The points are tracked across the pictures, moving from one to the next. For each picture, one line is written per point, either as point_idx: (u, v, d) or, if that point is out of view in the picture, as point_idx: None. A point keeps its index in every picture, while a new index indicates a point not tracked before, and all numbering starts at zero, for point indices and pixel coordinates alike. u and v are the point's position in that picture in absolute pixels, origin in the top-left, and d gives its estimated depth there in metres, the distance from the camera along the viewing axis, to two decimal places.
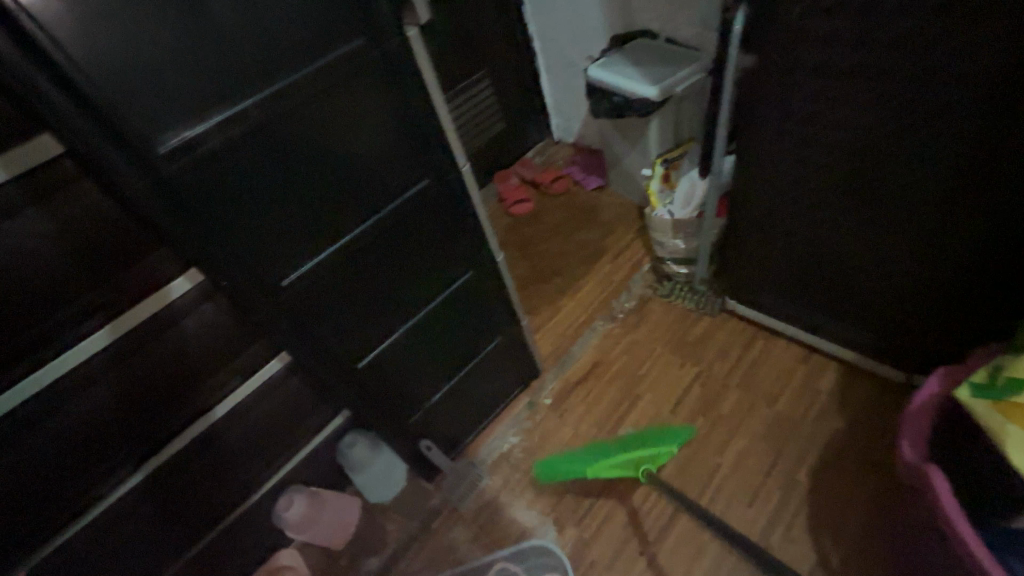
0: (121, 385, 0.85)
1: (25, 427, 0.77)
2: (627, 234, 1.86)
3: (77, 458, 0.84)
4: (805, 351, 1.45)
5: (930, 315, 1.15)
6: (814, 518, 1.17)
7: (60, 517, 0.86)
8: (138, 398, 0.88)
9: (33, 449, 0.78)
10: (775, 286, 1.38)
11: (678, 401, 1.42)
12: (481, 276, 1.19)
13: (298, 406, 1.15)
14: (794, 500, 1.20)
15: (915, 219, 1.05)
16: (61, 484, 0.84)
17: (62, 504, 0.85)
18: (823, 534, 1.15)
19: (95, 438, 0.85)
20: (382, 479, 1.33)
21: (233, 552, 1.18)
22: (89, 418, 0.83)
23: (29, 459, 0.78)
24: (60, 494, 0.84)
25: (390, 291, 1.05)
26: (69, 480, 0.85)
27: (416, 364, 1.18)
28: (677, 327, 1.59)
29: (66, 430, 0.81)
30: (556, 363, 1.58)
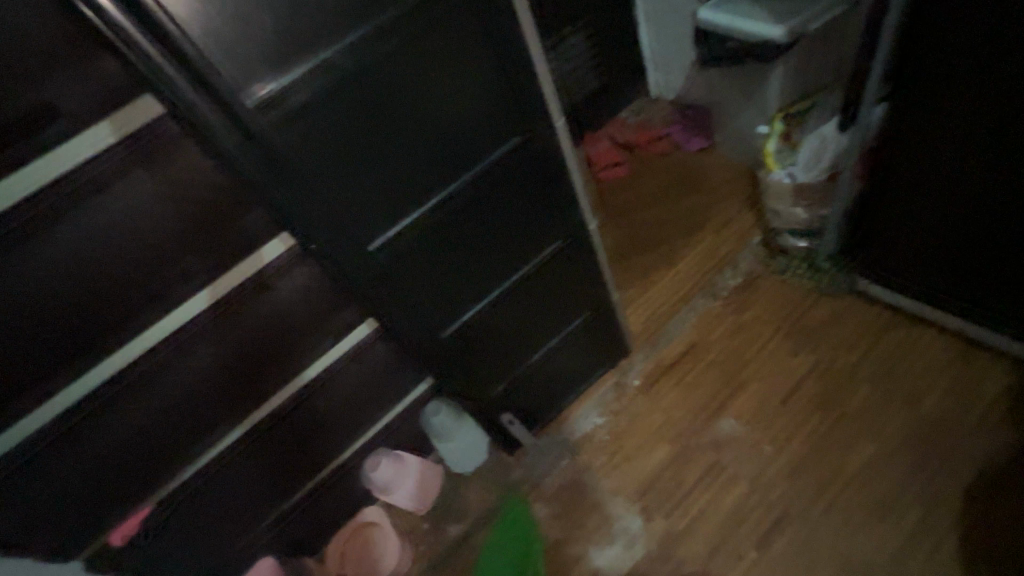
0: (223, 345, 0.89)
1: (144, 378, 0.84)
2: (735, 202, 1.65)
3: (188, 409, 0.91)
4: (962, 345, 1.20)
5: None
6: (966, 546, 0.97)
7: (177, 462, 0.94)
8: (238, 357, 0.92)
9: (151, 399, 0.86)
10: (926, 265, 1.15)
11: (793, 393, 1.24)
12: (572, 244, 1.10)
13: (385, 372, 1.15)
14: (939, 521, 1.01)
15: None
16: (177, 431, 0.91)
17: (178, 449, 0.93)
18: None
19: (202, 392, 0.91)
20: (464, 451, 1.31)
21: (325, 503, 1.25)
22: (196, 374, 0.89)
23: (149, 406, 0.86)
24: (177, 439, 0.92)
25: (477, 259, 0.99)
26: (183, 429, 0.92)
27: (501, 336, 1.13)
28: (792, 309, 1.39)
29: (177, 382, 0.87)
30: (647, 342, 1.46)
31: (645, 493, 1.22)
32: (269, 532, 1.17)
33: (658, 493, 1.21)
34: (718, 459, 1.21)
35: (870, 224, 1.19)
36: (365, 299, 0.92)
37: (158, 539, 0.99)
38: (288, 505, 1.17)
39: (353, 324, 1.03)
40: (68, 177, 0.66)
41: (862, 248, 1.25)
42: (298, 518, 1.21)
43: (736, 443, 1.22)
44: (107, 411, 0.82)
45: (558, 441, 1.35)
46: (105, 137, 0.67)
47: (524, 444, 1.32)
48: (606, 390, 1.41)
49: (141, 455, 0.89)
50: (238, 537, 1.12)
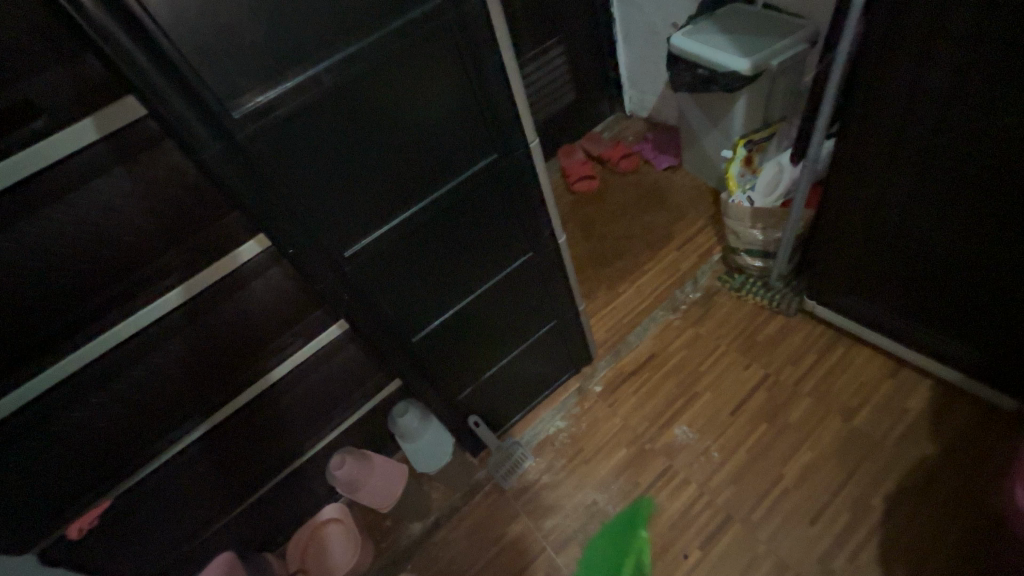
0: (194, 341, 0.90)
1: (112, 372, 0.84)
2: (698, 220, 1.74)
3: (155, 403, 0.91)
4: (893, 364, 1.31)
5: None
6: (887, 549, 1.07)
7: (140, 456, 0.94)
8: (208, 354, 0.93)
9: (116, 392, 0.86)
10: (865, 290, 1.25)
11: (742, 403, 1.33)
12: (541, 257, 1.15)
13: (354, 372, 1.18)
14: (865, 525, 1.10)
15: None
16: (142, 425, 0.91)
17: (142, 443, 0.93)
18: (895, 567, 1.05)
19: (170, 387, 0.92)
20: (429, 451, 1.34)
21: (288, 499, 1.26)
22: (164, 368, 0.89)
23: (115, 399, 0.86)
24: (141, 433, 0.92)
25: (449, 267, 1.03)
26: (149, 423, 0.92)
27: (469, 341, 1.17)
28: (746, 324, 1.48)
29: (145, 376, 0.88)
30: (610, 351, 1.53)
31: (601, 495, 1.28)
32: (229, 527, 1.18)
33: (613, 495, 1.28)
34: (671, 464, 1.28)
35: (818, 249, 1.28)
36: (337, 302, 0.94)
37: (115, 533, 0.99)
38: (249, 501, 1.18)
39: (325, 325, 1.06)
40: (45, 172, 0.67)
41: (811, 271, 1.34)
42: (259, 513, 1.22)
43: (688, 449, 1.30)
44: (69, 404, 0.82)
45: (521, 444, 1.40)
46: (86, 134, 0.67)
47: (488, 446, 1.37)
48: (568, 396, 1.47)
49: (103, 447, 0.88)
50: (197, 532, 1.12)
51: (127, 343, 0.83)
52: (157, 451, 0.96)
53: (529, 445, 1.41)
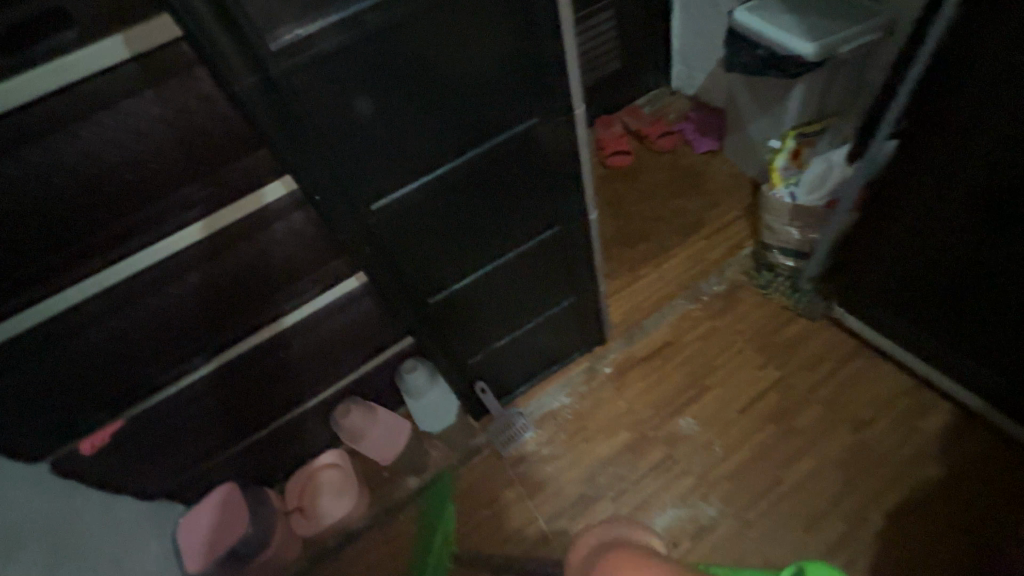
0: (210, 278, 0.89)
1: (129, 300, 0.84)
2: (733, 211, 1.68)
3: (168, 335, 0.92)
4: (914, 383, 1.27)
5: None
6: (877, 565, 1.06)
7: (152, 384, 0.96)
8: (224, 293, 0.93)
9: (133, 318, 0.86)
10: (898, 303, 1.20)
11: (751, 403, 1.31)
12: (568, 232, 1.12)
13: (368, 326, 1.17)
14: (858, 540, 1.10)
15: None
16: (155, 355, 0.93)
17: (155, 372, 0.94)
18: None
19: (184, 321, 0.92)
20: (433, 411, 1.34)
21: (292, 439, 1.29)
22: (179, 303, 0.89)
23: (130, 327, 0.87)
24: (155, 363, 0.93)
25: (474, 232, 1.01)
26: (162, 354, 0.93)
27: (486, 309, 1.16)
28: (766, 324, 1.45)
29: (161, 308, 0.88)
30: (624, 333, 1.51)
31: (597, 475, 1.29)
32: (235, 459, 1.21)
33: (609, 476, 1.29)
34: (670, 453, 1.28)
35: (859, 257, 1.22)
36: (356, 253, 0.92)
37: (124, 453, 1.01)
38: (255, 437, 1.21)
39: (343, 275, 1.04)
40: (73, 86, 0.64)
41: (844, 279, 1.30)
42: (262, 450, 1.25)
43: (690, 440, 1.29)
44: (89, 324, 0.82)
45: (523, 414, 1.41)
46: (119, 51, 0.64)
47: (491, 413, 1.38)
48: (576, 373, 1.46)
49: (119, 370, 0.90)
50: (204, 460, 1.16)
51: (148, 271, 0.83)
52: (169, 380, 0.97)
53: (531, 416, 1.41)
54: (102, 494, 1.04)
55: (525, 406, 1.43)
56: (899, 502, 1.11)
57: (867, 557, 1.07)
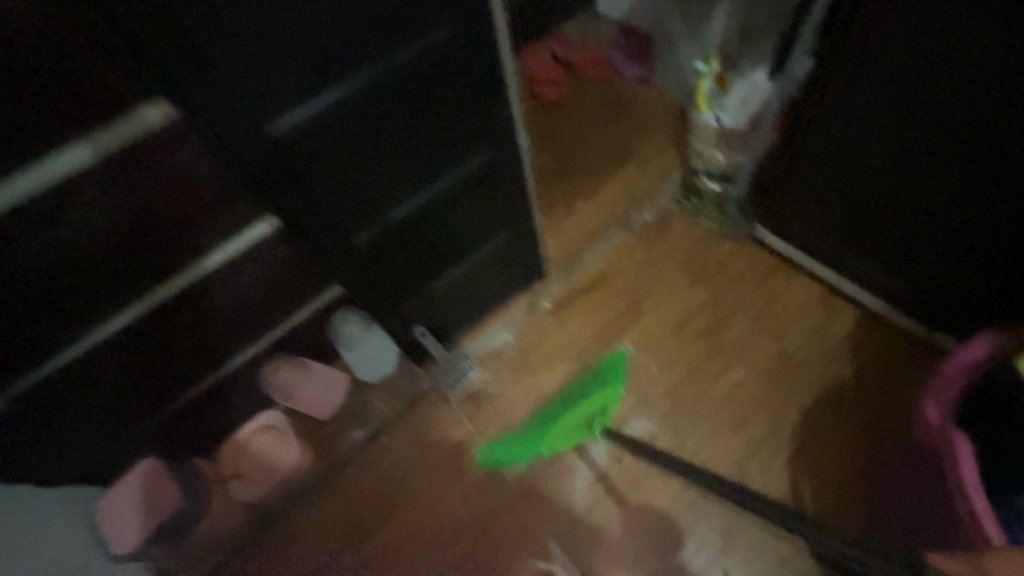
0: (80, 232, 0.74)
1: None
2: (663, 139, 1.67)
3: (37, 305, 0.77)
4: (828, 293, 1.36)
5: (962, 264, 1.08)
6: (795, 455, 1.18)
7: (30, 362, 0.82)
8: (102, 249, 0.78)
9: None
10: (814, 217, 1.27)
11: (684, 324, 1.37)
12: (502, 162, 1.04)
13: (288, 274, 1.07)
14: (780, 437, 1.21)
15: (986, 165, 0.93)
16: (26, 329, 0.78)
17: (31, 348, 0.81)
18: (800, 470, 1.17)
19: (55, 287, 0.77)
20: (371, 361, 1.29)
21: (219, 406, 1.20)
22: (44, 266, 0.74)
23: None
24: (28, 337, 0.80)
25: (398, 165, 0.90)
26: (35, 327, 0.79)
27: (418, 248, 1.08)
28: (696, 248, 1.50)
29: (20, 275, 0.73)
30: (563, 268, 1.50)
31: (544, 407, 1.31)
32: (154, 432, 1.11)
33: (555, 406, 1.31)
34: None
35: (785, 173, 1.26)
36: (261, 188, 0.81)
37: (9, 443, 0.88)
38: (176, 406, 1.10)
39: (250, 222, 0.92)
40: None
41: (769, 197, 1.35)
42: (185, 420, 1.15)
43: (630, 365, 1.34)
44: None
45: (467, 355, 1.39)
46: None
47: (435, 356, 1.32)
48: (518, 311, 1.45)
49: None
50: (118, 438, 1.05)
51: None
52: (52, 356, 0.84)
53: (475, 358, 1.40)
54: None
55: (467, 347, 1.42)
56: (813, 400, 1.23)
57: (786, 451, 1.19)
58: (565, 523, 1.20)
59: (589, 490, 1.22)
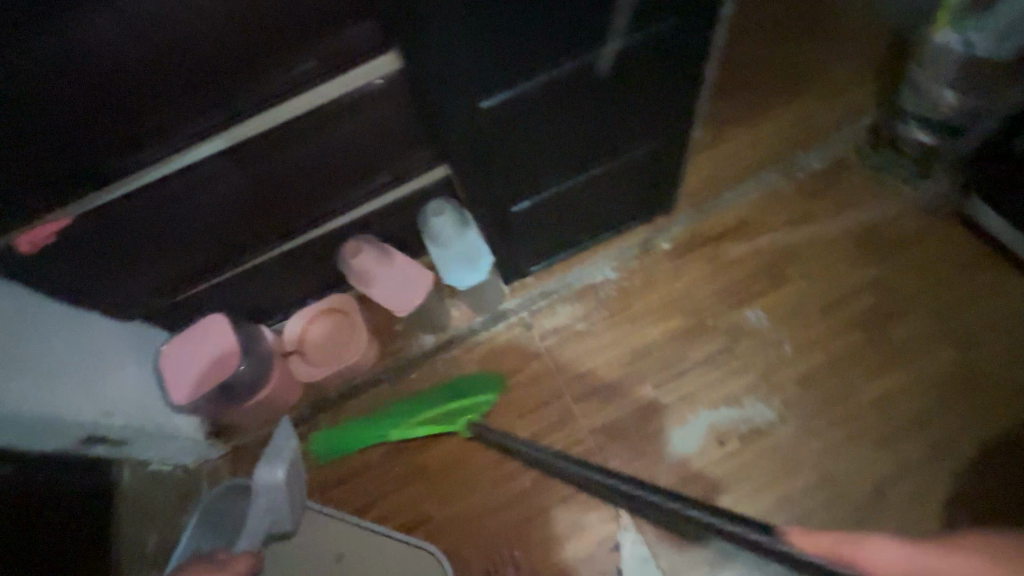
0: (146, 28, 0.61)
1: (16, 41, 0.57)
2: (862, 67, 1.30)
3: (100, 111, 0.67)
4: None
5: None
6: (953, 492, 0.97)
7: (91, 176, 0.73)
8: (176, 59, 0.65)
9: (93, 35, 0.60)
10: None
11: (836, 304, 1.11)
12: (689, 33, 0.78)
13: (387, 134, 0.89)
14: (939, 465, 0.99)
15: None
16: (81, 138, 0.68)
17: (91, 158, 0.71)
18: (960, 510, 0.96)
19: (120, 91, 0.66)
20: (461, 263, 1.08)
21: (296, 275, 1.11)
22: (97, 57, 0.62)
23: (35, 88, 0.61)
24: (91, 148, 0.70)
25: (562, 20, 0.69)
26: (91, 137, 0.69)
27: (549, 134, 0.87)
28: (874, 214, 1.18)
29: (77, 60, 0.61)
30: (694, 205, 1.24)
31: (641, 360, 1.12)
32: (221, 286, 1.03)
33: (655, 361, 1.12)
34: (729, 347, 1.11)
35: None
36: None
37: (88, 259, 0.83)
38: (248, 266, 1.02)
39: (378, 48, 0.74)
40: None
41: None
42: (251, 285, 1.07)
43: (757, 336, 1.11)
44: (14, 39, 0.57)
45: (277, 488, 0.90)
46: None
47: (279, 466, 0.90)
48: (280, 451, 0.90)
49: (69, 131, 0.66)
50: (187, 281, 0.98)
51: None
52: (117, 177, 0.75)
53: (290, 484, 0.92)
54: (66, 306, 0.87)
55: (263, 501, 0.90)
56: (994, 432, 1.00)
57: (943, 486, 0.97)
58: None
59: (679, 469, 1.03)
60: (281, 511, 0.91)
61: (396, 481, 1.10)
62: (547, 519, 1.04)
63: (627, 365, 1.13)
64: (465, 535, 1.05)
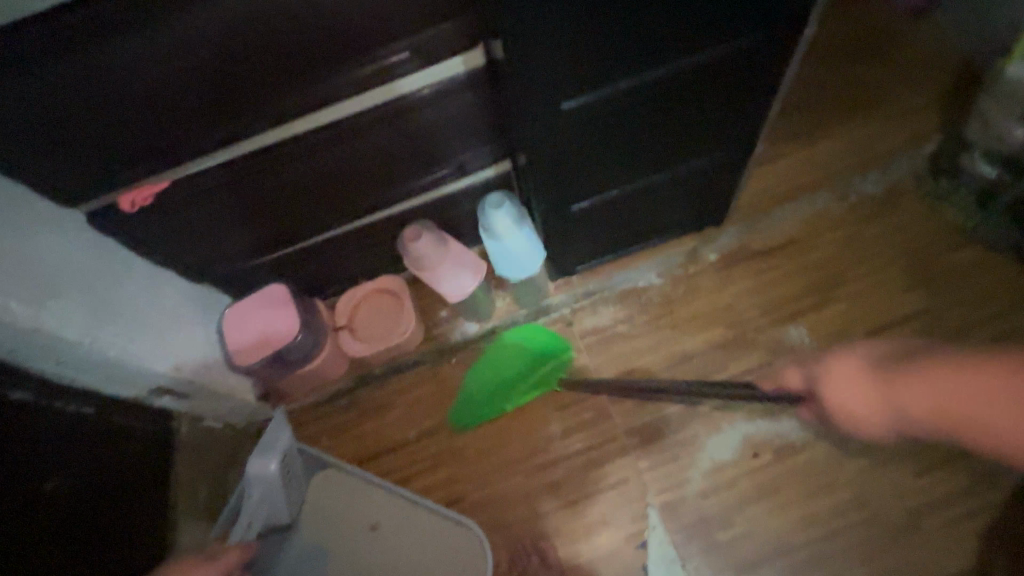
0: (262, 15, 0.67)
1: (152, 19, 0.64)
2: (926, 95, 1.29)
3: (210, 88, 0.72)
4: None
5: None
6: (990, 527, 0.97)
7: (192, 146, 0.79)
8: (282, 45, 0.70)
9: (216, 19, 0.65)
10: None
11: (881, 329, 1.12)
12: (767, 51, 0.80)
13: (459, 127, 0.93)
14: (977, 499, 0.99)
15: None
16: (189, 111, 0.74)
17: (195, 131, 0.77)
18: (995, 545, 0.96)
19: (230, 71, 0.71)
20: (512, 259, 1.10)
21: (354, 254, 1.16)
22: (216, 39, 0.67)
23: (160, 62, 0.67)
24: (196, 122, 0.76)
25: (648, 32, 0.72)
26: (197, 111, 0.74)
27: (616, 139, 0.90)
28: (927, 244, 1.17)
29: (199, 39, 0.67)
30: (743, 220, 1.24)
31: (679, 366, 1.14)
32: (287, 258, 1.08)
33: (692, 369, 1.14)
34: (769, 362, 1.12)
35: None
36: None
37: (176, 222, 0.90)
38: (312, 242, 1.07)
39: (466, 42, 0.78)
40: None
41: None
42: (312, 260, 1.12)
43: (798, 354, 1.12)
44: (150, 20, 0.64)
45: (271, 482, 0.98)
46: None
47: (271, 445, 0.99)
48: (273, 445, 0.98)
49: (185, 104, 0.73)
50: (259, 251, 1.04)
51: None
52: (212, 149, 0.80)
53: (283, 477, 1.00)
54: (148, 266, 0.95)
55: (257, 492, 0.98)
56: None
57: (979, 520, 0.97)
58: (673, 497, 1.05)
59: (711, 476, 1.05)
60: (276, 501, 1.00)
61: (431, 460, 1.14)
62: (577, 511, 1.07)
63: (665, 371, 1.15)
64: (497, 518, 1.08)
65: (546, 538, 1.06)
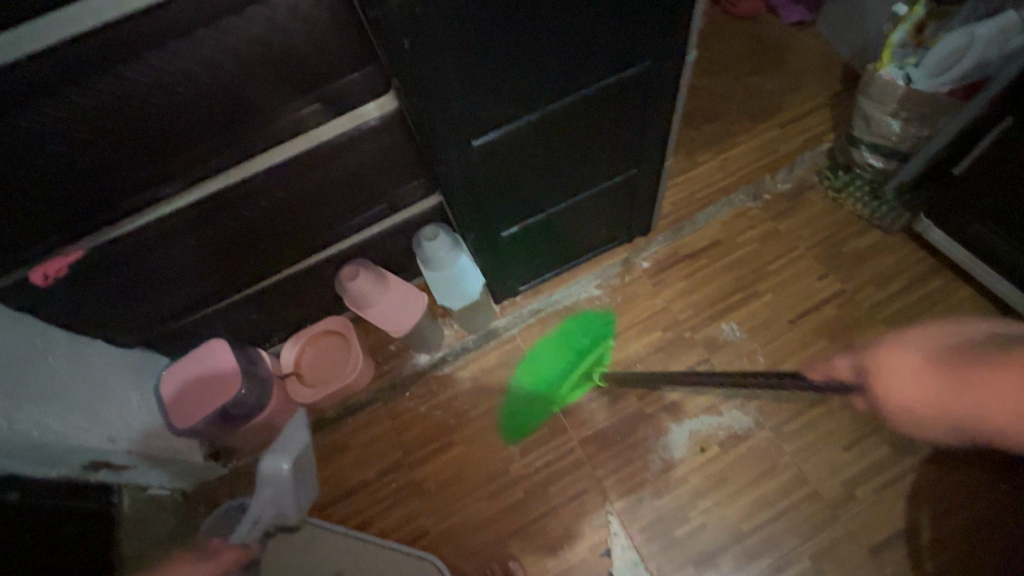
0: (163, 80, 0.67)
1: (47, 94, 0.63)
2: (816, 99, 1.41)
3: (118, 154, 0.72)
4: (988, 307, 1.17)
5: None
6: (919, 488, 1.04)
7: (104, 211, 0.77)
8: (188, 107, 0.71)
9: (112, 87, 0.65)
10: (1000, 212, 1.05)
11: (802, 316, 1.20)
12: (657, 75, 0.87)
13: (386, 168, 0.96)
14: (904, 463, 1.06)
15: None
16: (96, 177, 0.73)
17: (107, 195, 0.76)
18: (924, 505, 1.03)
19: (135, 135, 0.71)
20: (454, 286, 1.13)
21: (295, 299, 1.16)
22: (116, 106, 0.67)
23: (60, 133, 0.67)
24: (105, 186, 0.75)
25: (544, 68, 0.77)
26: (106, 176, 0.74)
27: (533, 166, 0.95)
28: (833, 231, 1.28)
29: (97, 108, 0.67)
30: (670, 227, 1.32)
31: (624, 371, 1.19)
32: (224, 311, 1.07)
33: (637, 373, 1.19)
34: (707, 358, 1.19)
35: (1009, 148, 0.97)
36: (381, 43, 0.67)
37: (98, 289, 0.87)
38: (247, 292, 1.06)
39: (377, 89, 0.82)
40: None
41: (972, 173, 1.06)
42: (252, 310, 1.11)
43: (732, 347, 1.19)
44: (44, 97, 0.63)
45: (282, 482, 0.91)
46: None
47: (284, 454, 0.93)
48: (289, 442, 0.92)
49: (91, 170, 0.72)
50: (192, 308, 1.02)
51: (50, 58, 0.60)
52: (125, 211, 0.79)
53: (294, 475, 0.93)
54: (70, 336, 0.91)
55: (268, 491, 0.91)
56: None
57: (908, 481, 1.04)
58: (630, 500, 1.08)
59: (664, 475, 1.09)
60: (286, 501, 0.93)
61: (393, 498, 1.13)
62: (541, 526, 1.08)
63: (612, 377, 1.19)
64: (464, 546, 1.08)
65: (511, 560, 1.06)
